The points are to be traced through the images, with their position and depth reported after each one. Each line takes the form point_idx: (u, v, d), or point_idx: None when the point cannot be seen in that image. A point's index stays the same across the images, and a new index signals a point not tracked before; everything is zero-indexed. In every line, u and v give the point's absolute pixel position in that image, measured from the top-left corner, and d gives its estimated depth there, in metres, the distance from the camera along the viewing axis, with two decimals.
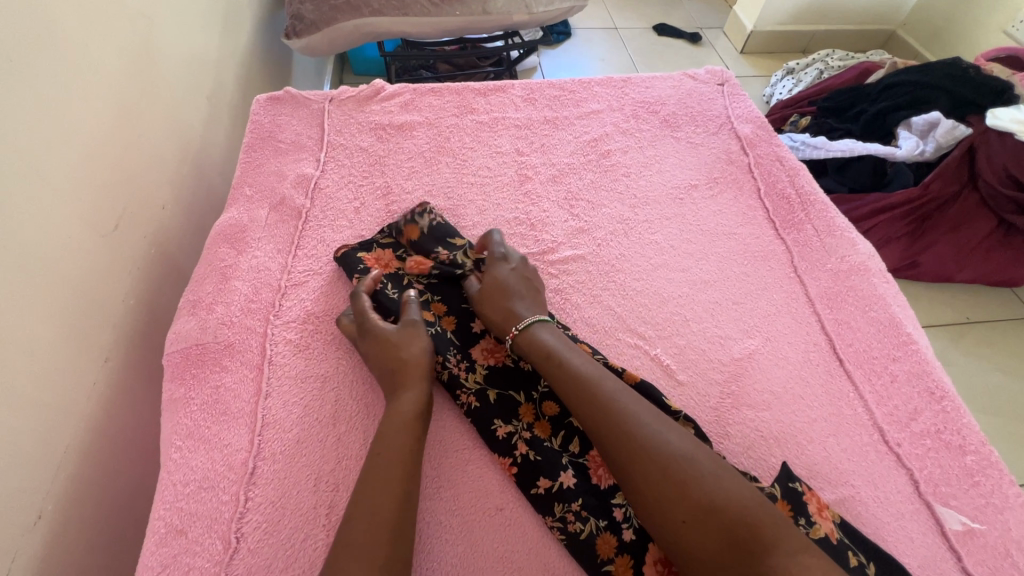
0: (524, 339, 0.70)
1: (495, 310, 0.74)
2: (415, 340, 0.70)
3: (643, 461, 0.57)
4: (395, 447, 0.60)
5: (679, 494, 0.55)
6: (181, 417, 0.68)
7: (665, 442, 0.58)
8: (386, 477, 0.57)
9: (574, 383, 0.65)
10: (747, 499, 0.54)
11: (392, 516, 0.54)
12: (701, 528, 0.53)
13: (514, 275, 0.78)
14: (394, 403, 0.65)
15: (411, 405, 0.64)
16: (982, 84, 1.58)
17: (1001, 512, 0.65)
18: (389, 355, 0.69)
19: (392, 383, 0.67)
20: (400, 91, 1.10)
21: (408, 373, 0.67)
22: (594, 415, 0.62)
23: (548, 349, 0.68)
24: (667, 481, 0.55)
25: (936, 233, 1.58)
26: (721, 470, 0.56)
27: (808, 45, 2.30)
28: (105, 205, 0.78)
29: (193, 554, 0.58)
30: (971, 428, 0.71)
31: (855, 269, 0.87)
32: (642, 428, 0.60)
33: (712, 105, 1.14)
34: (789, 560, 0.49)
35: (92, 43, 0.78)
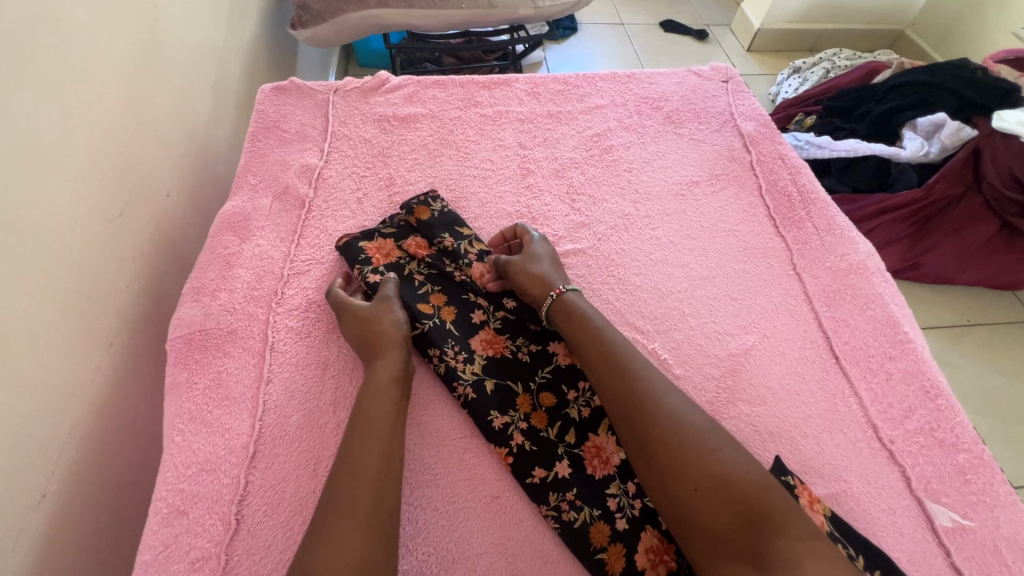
0: (559, 305, 0.74)
1: (525, 277, 0.77)
2: (388, 312, 0.73)
3: (663, 431, 0.59)
4: (378, 412, 0.62)
5: (697, 463, 0.56)
6: (183, 401, 0.69)
7: (685, 417, 0.60)
8: (371, 441, 0.59)
9: (603, 350, 0.67)
10: (759, 480, 0.55)
11: (378, 478, 0.56)
12: (712, 499, 0.54)
13: (542, 248, 0.81)
14: (372, 371, 0.67)
15: (387, 371, 0.66)
16: (989, 86, 1.58)
17: (991, 510, 0.65)
18: (365, 329, 0.71)
19: (370, 356, 0.69)
20: (405, 83, 1.11)
21: (383, 341, 0.69)
22: (615, 383, 0.64)
23: (578, 320, 0.71)
24: (684, 452, 0.57)
25: (939, 234, 1.58)
26: (737, 451, 0.58)
27: (816, 43, 2.28)
28: (111, 191, 0.79)
29: (193, 535, 0.59)
30: (964, 427, 0.72)
31: (854, 268, 0.88)
32: (664, 401, 0.62)
33: (715, 102, 1.14)
34: (801, 543, 0.50)
35: (100, 30, 0.79)
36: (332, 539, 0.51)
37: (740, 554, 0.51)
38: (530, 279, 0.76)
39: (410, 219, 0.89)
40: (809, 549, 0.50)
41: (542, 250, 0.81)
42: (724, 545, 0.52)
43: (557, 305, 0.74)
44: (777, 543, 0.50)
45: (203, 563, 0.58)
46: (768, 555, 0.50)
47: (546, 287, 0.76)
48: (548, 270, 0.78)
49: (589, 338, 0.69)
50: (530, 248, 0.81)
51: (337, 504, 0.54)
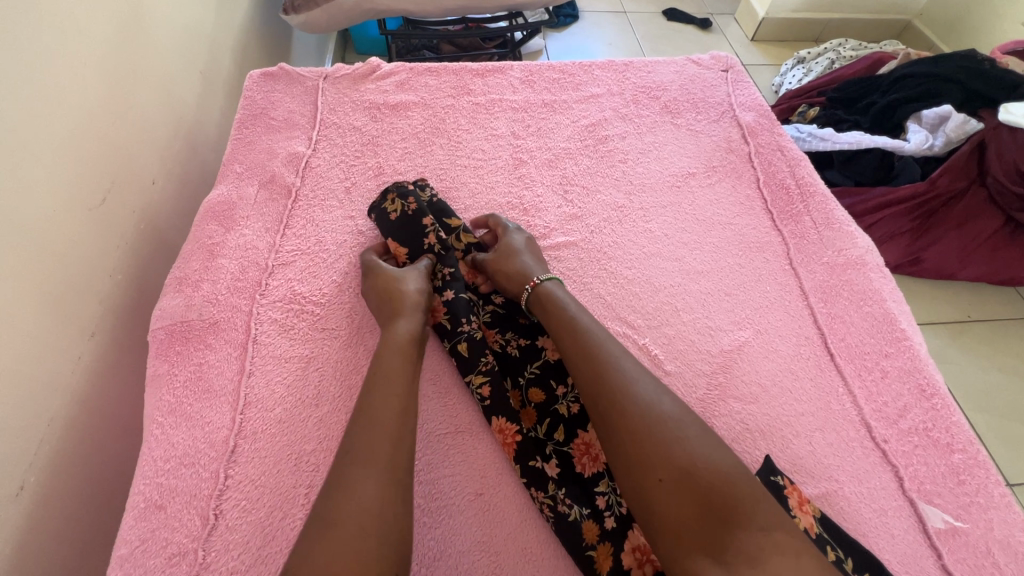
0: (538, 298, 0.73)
1: (511, 275, 0.75)
2: (411, 279, 0.75)
3: (628, 419, 0.58)
4: (394, 356, 0.65)
5: (658, 453, 0.55)
6: (163, 393, 0.68)
7: (654, 404, 0.59)
8: (387, 388, 0.61)
9: (575, 338, 0.66)
10: (728, 469, 0.54)
11: (395, 424, 0.58)
12: (673, 489, 0.53)
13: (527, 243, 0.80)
14: (388, 327, 0.69)
15: (405, 331, 0.68)
16: (997, 77, 1.55)
17: (985, 512, 0.64)
18: (387, 290, 0.73)
19: (388, 316, 0.70)
20: (396, 70, 1.08)
21: (401, 305, 0.71)
22: (587, 370, 0.63)
23: (556, 307, 0.70)
24: (649, 440, 0.56)
25: (941, 229, 1.56)
26: (707, 438, 0.56)
27: (821, 33, 2.24)
28: (92, 178, 0.77)
29: (171, 529, 0.58)
30: (960, 427, 0.70)
31: (851, 263, 0.86)
32: (634, 389, 0.60)
33: (714, 91, 1.11)
34: (761, 535, 0.49)
35: (80, 13, 0.76)
36: (350, 484, 0.52)
37: (702, 547, 0.50)
38: (507, 274, 0.76)
39: (413, 204, 0.84)
40: (770, 542, 0.49)
41: (521, 242, 0.79)
42: (685, 539, 0.51)
43: (534, 296, 0.73)
44: (737, 536, 0.49)
45: (179, 558, 0.57)
46: (728, 549, 0.49)
47: (522, 280, 0.75)
48: (524, 261, 0.76)
49: (564, 325, 0.68)
50: (505, 243, 0.79)
51: (354, 456, 0.55)
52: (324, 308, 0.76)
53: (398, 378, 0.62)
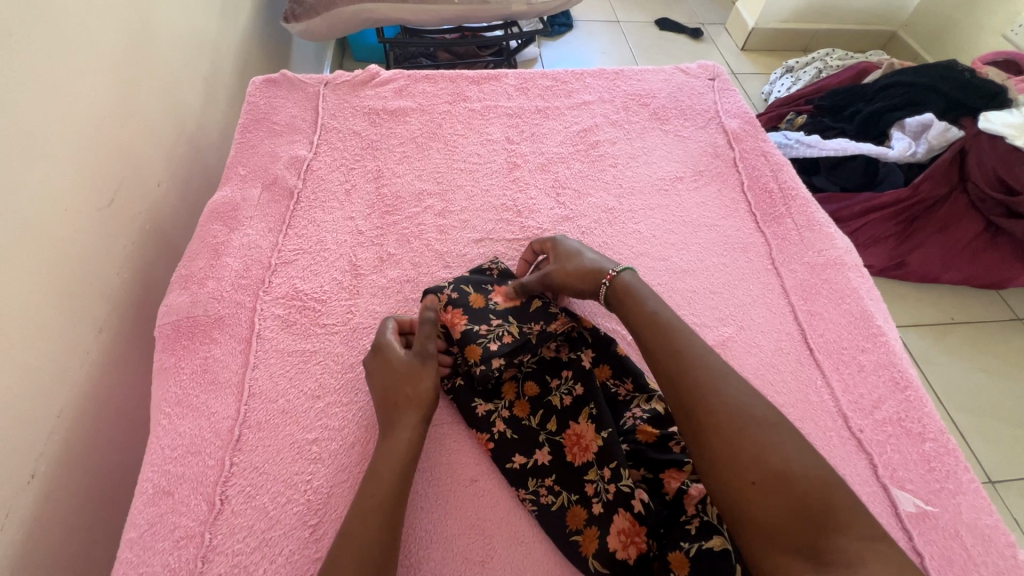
0: (618, 287, 0.75)
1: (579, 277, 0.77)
2: (421, 381, 0.67)
3: (721, 419, 0.58)
4: (399, 439, 0.61)
5: (752, 457, 0.55)
6: (170, 385, 0.70)
7: (745, 405, 0.59)
8: (383, 468, 0.59)
9: (653, 332, 0.68)
10: (818, 475, 0.54)
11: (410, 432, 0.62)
12: (769, 492, 0.53)
13: (577, 245, 0.81)
14: (387, 433, 0.63)
15: (403, 442, 0.61)
16: (975, 87, 1.60)
17: (954, 496, 0.68)
18: (395, 384, 0.66)
19: (387, 416, 0.64)
20: (395, 77, 1.12)
21: (398, 414, 0.64)
22: (673, 366, 0.64)
23: (637, 303, 0.72)
24: (744, 442, 0.56)
25: (924, 233, 1.61)
26: (797, 442, 0.57)
27: (809, 43, 2.31)
28: (101, 179, 0.81)
29: (179, 514, 0.61)
30: (932, 418, 0.74)
31: (831, 263, 0.90)
32: (725, 390, 0.61)
33: (701, 99, 1.15)
34: (863, 542, 0.50)
35: (91, 21, 0.79)
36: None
37: (803, 551, 0.50)
38: (583, 273, 0.77)
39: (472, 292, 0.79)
40: (873, 550, 0.50)
41: (571, 243, 0.82)
42: (782, 544, 0.51)
43: (612, 287, 0.75)
44: (838, 542, 0.50)
45: (187, 541, 0.59)
46: (829, 554, 0.50)
47: (598, 275, 0.76)
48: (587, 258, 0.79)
49: (646, 321, 0.70)
50: (558, 247, 0.80)
51: (345, 546, 0.53)
52: (325, 305, 0.79)
53: (398, 456, 0.60)
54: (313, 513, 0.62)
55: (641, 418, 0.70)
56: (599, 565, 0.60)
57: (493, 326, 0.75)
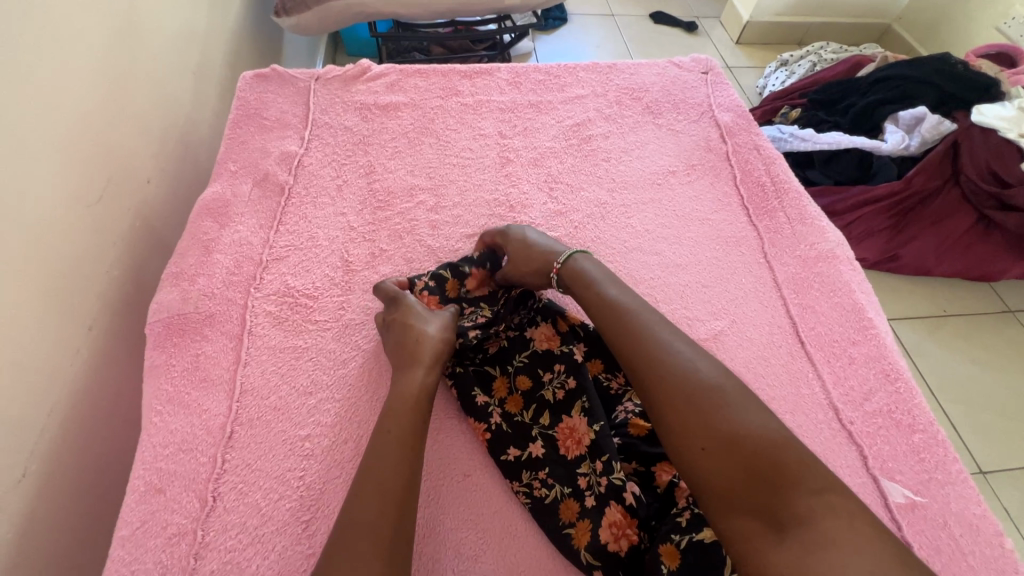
0: (568, 273, 0.76)
1: (529, 265, 0.79)
2: (433, 325, 0.71)
3: (673, 390, 0.60)
4: (411, 387, 0.64)
5: (702, 424, 0.57)
6: (162, 382, 0.70)
7: (695, 373, 0.61)
8: (400, 404, 0.62)
9: (608, 311, 0.70)
10: (769, 435, 0.56)
11: (426, 375, 0.65)
12: (720, 456, 0.55)
13: (536, 235, 0.82)
14: (403, 374, 0.65)
15: (418, 383, 0.64)
16: (969, 79, 1.62)
17: (943, 487, 0.68)
18: (409, 330, 0.69)
19: (403, 360, 0.67)
20: (386, 72, 1.11)
21: (417, 353, 0.67)
22: (624, 340, 0.66)
23: (597, 292, 0.72)
24: (695, 409, 0.58)
25: (918, 226, 1.62)
26: (746, 403, 0.58)
27: (803, 37, 2.30)
28: (90, 176, 0.80)
29: (171, 511, 0.61)
30: (921, 409, 0.75)
31: (823, 256, 0.90)
32: (675, 360, 0.62)
33: (693, 93, 1.15)
34: (816, 497, 0.51)
35: (77, 15, 0.78)
36: (360, 525, 0.53)
37: (755, 511, 0.52)
38: (532, 257, 0.79)
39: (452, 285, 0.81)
40: (824, 504, 0.51)
41: (526, 228, 0.84)
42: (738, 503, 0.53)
43: (563, 274, 0.77)
44: (791, 500, 0.52)
45: (179, 538, 0.59)
46: (781, 512, 0.51)
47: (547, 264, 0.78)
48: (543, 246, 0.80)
49: (601, 299, 0.71)
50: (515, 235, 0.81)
51: (358, 505, 0.54)
52: (317, 301, 0.79)
53: (411, 401, 0.62)
54: (306, 509, 0.62)
55: (632, 412, 0.70)
56: (591, 558, 0.59)
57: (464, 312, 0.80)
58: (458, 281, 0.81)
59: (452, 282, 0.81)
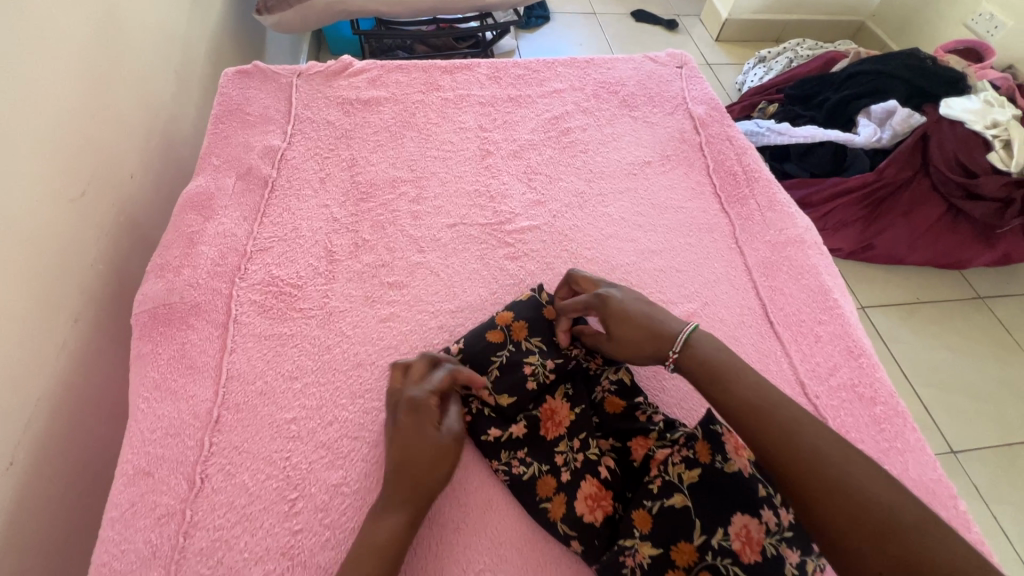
0: (687, 357, 0.66)
1: (640, 340, 0.69)
2: (436, 457, 0.62)
3: (829, 488, 0.52)
4: (383, 531, 0.57)
5: (845, 513, 0.50)
6: (148, 370, 0.72)
7: (831, 458, 0.54)
8: (376, 530, 0.57)
9: (721, 393, 0.62)
10: (952, 552, 0.47)
11: (407, 513, 0.58)
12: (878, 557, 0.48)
13: (637, 303, 0.72)
14: (381, 510, 0.59)
15: (390, 527, 0.57)
16: (937, 74, 1.69)
17: (902, 454, 0.72)
18: (411, 453, 0.61)
19: (388, 492, 0.60)
20: (367, 68, 1.13)
21: (400, 493, 0.59)
22: (741, 417, 0.59)
23: (730, 385, 0.62)
24: (830, 493, 0.52)
25: (890, 216, 1.67)
26: (889, 488, 0.52)
27: (780, 34, 2.36)
28: (74, 171, 0.81)
29: (159, 493, 0.62)
30: (882, 382, 0.79)
31: (791, 241, 0.94)
32: (824, 459, 0.54)
33: (669, 86, 1.19)
34: None
35: (59, 12, 0.79)
36: None
37: None
38: (644, 337, 0.69)
39: (530, 365, 0.72)
40: None
41: (625, 296, 0.74)
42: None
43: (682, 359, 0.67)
44: None
45: (168, 518, 0.61)
46: None
47: (664, 345, 0.68)
48: (653, 321, 0.70)
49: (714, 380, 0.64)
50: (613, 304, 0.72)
51: None
52: (301, 290, 0.80)
53: (378, 553, 0.55)
54: (292, 488, 0.64)
55: (609, 390, 0.72)
56: (567, 529, 0.62)
57: (527, 384, 0.71)
58: (537, 358, 0.73)
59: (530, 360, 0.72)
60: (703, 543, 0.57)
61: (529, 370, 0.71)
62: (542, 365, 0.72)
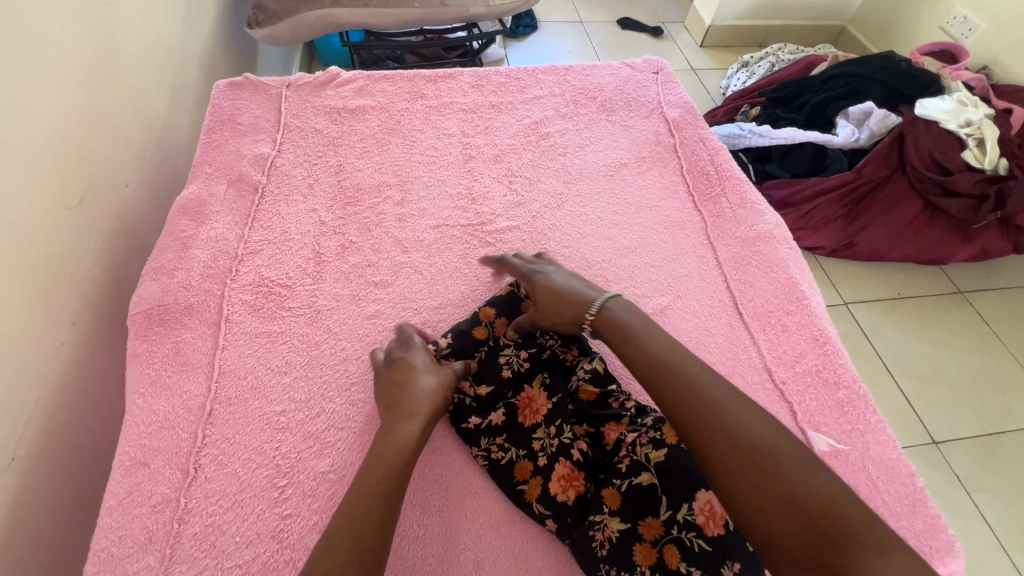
0: (604, 321, 0.73)
1: (563, 312, 0.76)
2: (436, 380, 0.70)
3: (740, 453, 0.56)
4: (401, 435, 0.64)
5: (751, 478, 0.54)
6: (143, 367, 0.75)
7: (745, 428, 0.58)
8: (392, 437, 0.64)
9: (641, 359, 0.67)
10: (853, 515, 0.51)
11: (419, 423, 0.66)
12: (778, 517, 0.52)
13: (562, 279, 0.80)
14: (393, 421, 0.66)
15: (406, 433, 0.64)
16: (912, 76, 1.75)
17: (863, 435, 0.76)
18: (414, 376, 0.70)
19: (396, 407, 0.67)
20: (355, 78, 1.17)
21: (409, 405, 0.67)
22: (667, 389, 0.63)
23: (635, 341, 0.69)
24: (740, 460, 0.55)
25: (870, 214, 1.71)
26: (797, 456, 0.55)
27: (763, 39, 2.42)
28: (71, 180, 0.84)
29: (155, 482, 0.66)
30: (846, 368, 0.83)
31: (761, 237, 0.98)
32: (740, 431, 0.57)
33: (645, 91, 1.23)
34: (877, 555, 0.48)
35: (58, 30, 0.83)
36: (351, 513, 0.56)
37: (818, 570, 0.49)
38: (564, 303, 0.76)
39: (505, 356, 0.77)
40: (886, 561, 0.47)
41: (554, 274, 0.81)
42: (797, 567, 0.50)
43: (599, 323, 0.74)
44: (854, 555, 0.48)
45: (163, 505, 0.64)
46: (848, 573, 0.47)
47: (582, 311, 0.75)
48: (575, 293, 0.77)
49: (636, 346, 0.69)
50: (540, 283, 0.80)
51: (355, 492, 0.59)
52: (289, 290, 0.84)
53: (398, 451, 0.62)
54: (281, 476, 0.67)
55: (583, 378, 0.75)
56: (542, 509, 0.65)
57: (504, 373, 0.76)
58: (512, 348, 0.78)
59: (506, 350, 0.78)
60: (668, 518, 0.61)
61: (504, 360, 0.77)
62: (516, 354, 0.77)
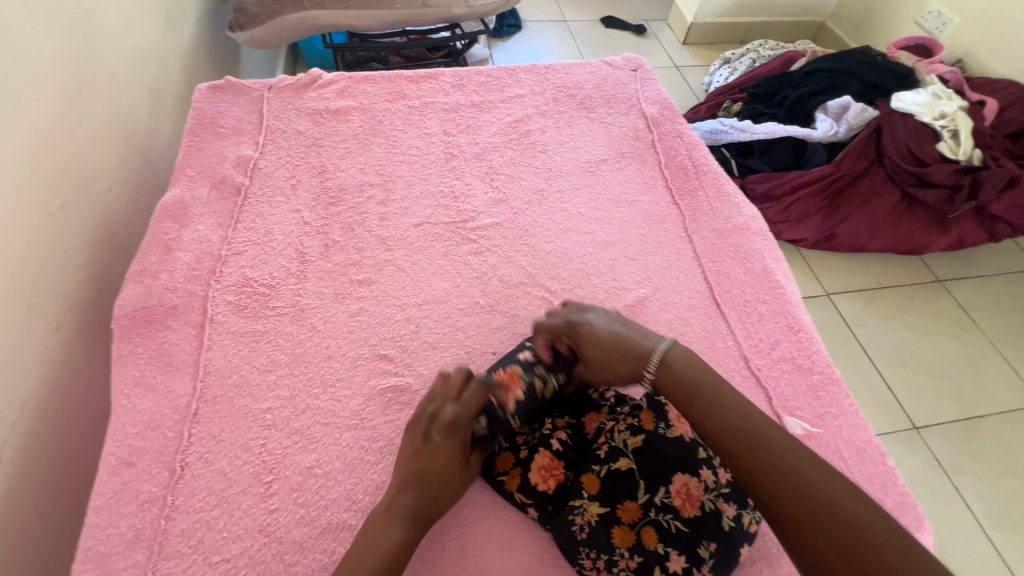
0: (665, 376, 0.69)
1: (619, 365, 0.73)
2: (452, 485, 0.65)
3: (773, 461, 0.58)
4: (390, 539, 0.59)
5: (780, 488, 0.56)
6: (128, 369, 0.75)
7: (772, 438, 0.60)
8: (381, 538, 0.59)
9: (704, 407, 0.64)
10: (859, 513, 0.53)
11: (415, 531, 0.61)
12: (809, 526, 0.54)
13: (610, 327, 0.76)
14: (389, 518, 0.61)
15: (393, 539, 0.59)
16: (888, 70, 1.79)
17: (836, 418, 0.78)
18: (434, 472, 0.64)
19: (399, 501, 0.62)
20: (336, 79, 1.18)
21: (409, 508, 0.62)
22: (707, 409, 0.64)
23: (706, 400, 0.64)
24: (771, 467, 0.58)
25: (850, 206, 1.74)
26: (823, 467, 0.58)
27: (744, 36, 2.46)
28: (52, 186, 0.85)
29: (141, 481, 0.66)
30: (819, 354, 0.85)
31: (738, 229, 1.00)
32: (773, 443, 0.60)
33: (624, 89, 1.25)
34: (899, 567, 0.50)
35: (37, 37, 0.83)
36: None
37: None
38: (621, 358, 0.73)
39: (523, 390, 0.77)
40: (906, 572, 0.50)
41: (601, 321, 0.77)
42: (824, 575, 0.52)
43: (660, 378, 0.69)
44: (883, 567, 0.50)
45: (150, 503, 0.65)
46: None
47: (641, 365, 0.71)
48: (629, 344, 0.73)
49: (700, 392, 0.66)
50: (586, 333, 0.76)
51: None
52: (273, 290, 0.85)
53: (381, 558, 0.58)
54: (267, 472, 0.68)
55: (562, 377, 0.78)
56: (523, 497, 0.67)
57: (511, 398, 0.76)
58: None
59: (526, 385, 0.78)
60: (646, 501, 0.64)
61: None
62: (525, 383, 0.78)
